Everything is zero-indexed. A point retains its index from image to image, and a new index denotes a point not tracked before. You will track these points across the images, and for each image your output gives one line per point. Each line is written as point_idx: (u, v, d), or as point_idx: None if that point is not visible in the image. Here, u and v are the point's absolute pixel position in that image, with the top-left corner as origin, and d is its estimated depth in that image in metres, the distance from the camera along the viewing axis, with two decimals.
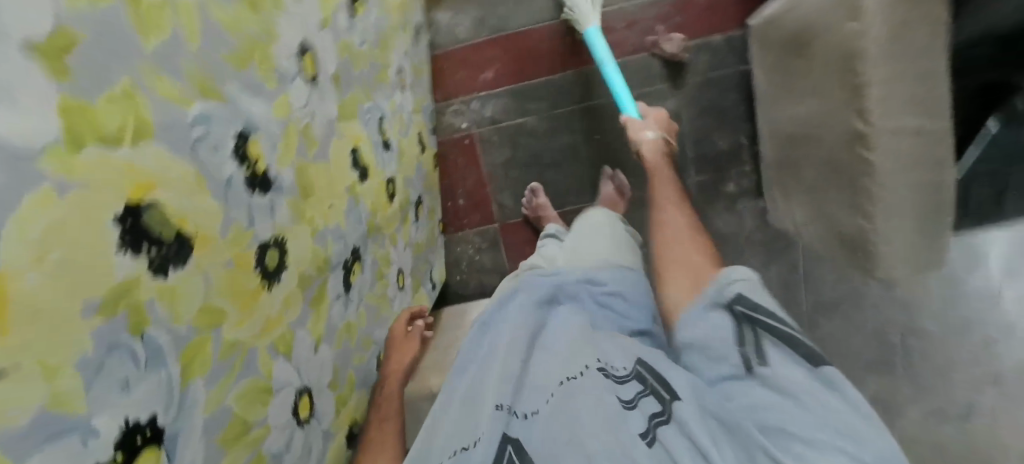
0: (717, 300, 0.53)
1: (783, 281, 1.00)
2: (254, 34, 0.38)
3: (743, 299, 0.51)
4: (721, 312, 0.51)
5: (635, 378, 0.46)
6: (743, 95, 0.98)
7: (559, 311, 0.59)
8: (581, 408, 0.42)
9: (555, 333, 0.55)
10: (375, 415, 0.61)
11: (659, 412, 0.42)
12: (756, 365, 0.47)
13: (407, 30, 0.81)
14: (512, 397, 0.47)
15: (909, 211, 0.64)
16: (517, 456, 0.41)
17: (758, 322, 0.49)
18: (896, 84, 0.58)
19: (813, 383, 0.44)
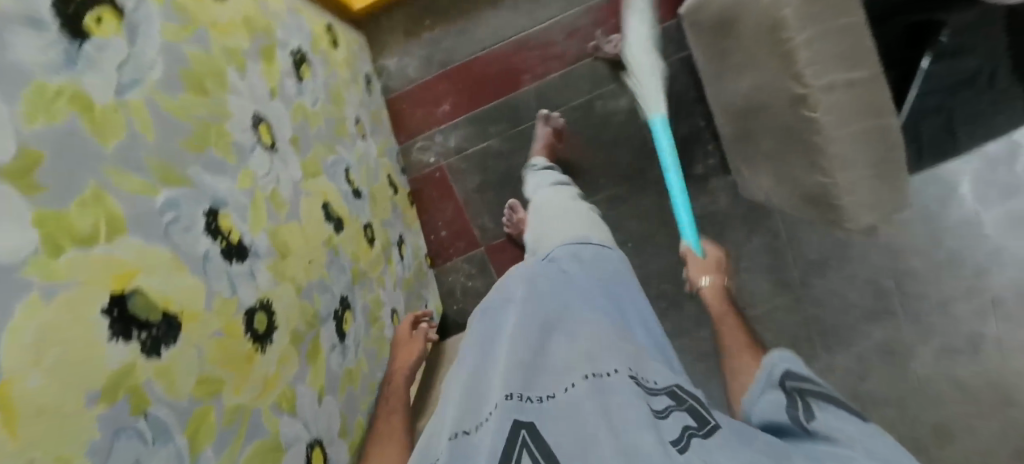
0: (768, 380, 0.44)
1: (768, 249, 1.05)
2: (206, 117, 0.41)
3: (791, 372, 0.43)
4: (769, 389, 0.43)
5: (668, 394, 0.40)
6: (690, 79, 1.02)
7: (573, 301, 0.51)
8: (615, 403, 0.34)
9: (575, 324, 0.47)
10: (381, 416, 0.59)
11: (693, 426, 0.35)
12: (809, 421, 0.37)
13: (358, 83, 0.85)
14: (524, 380, 0.38)
15: (863, 159, 0.66)
16: (535, 444, 0.31)
17: (811, 392, 0.40)
18: (820, 44, 0.62)
19: (862, 432, 0.35)
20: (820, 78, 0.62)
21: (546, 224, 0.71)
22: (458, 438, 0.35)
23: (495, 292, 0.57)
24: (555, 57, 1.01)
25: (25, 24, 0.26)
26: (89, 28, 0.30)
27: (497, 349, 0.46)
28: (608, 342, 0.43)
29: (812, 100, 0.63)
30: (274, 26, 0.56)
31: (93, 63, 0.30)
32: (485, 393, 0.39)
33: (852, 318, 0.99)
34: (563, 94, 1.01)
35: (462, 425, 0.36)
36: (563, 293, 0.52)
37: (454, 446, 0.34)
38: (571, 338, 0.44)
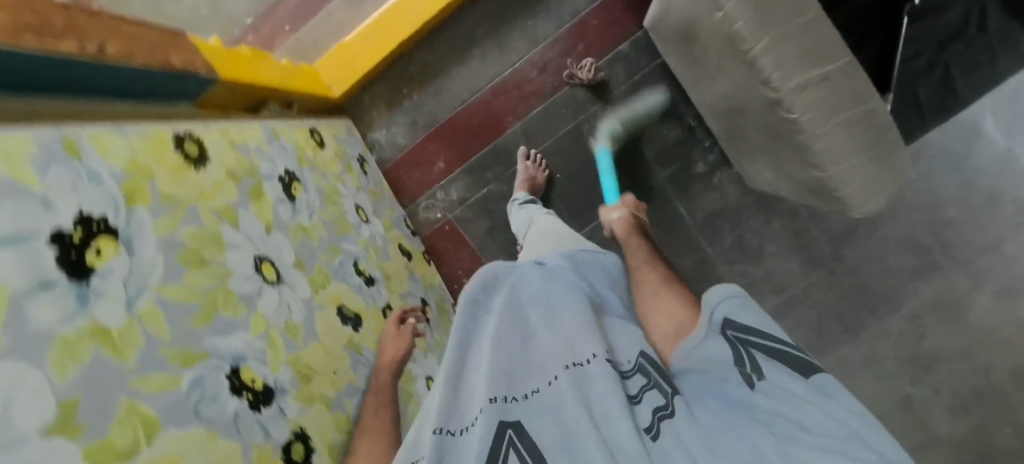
0: (710, 329, 0.47)
1: (791, 230, 1.03)
2: (212, 285, 0.45)
3: (730, 321, 0.46)
4: (710, 337, 0.46)
5: (639, 372, 0.47)
6: (672, 84, 1.01)
7: (558, 290, 0.57)
8: (593, 392, 0.42)
9: (556, 312, 0.53)
10: (367, 411, 0.59)
11: (663, 406, 0.42)
12: (755, 381, 0.41)
13: (353, 170, 0.89)
14: (508, 380, 0.45)
15: (855, 150, 0.64)
16: (520, 443, 0.39)
17: (752, 343, 0.44)
18: (781, 48, 0.60)
19: (811, 392, 0.39)
20: (787, 80, 0.61)
21: (547, 236, 0.77)
22: (442, 434, 0.42)
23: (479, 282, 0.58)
24: (533, 93, 1.02)
25: (37, 294, 0.30)
26: (90, 262, 0.35)
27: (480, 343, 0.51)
28: (587, 327, 0.49)
29: (786, 103, 0.62)
30: (257, 162, 0.60)
31: (100, 296, 0.35)
32: (473, 391, 0.46)
33: (895, 280, 1.00)
34: (549, 126, 1.03)
35: (447, 423, 0.43)
36: (545, 288, 0.57)
37: (439, 441, 0.41)
38: (553, 331, 0.50)
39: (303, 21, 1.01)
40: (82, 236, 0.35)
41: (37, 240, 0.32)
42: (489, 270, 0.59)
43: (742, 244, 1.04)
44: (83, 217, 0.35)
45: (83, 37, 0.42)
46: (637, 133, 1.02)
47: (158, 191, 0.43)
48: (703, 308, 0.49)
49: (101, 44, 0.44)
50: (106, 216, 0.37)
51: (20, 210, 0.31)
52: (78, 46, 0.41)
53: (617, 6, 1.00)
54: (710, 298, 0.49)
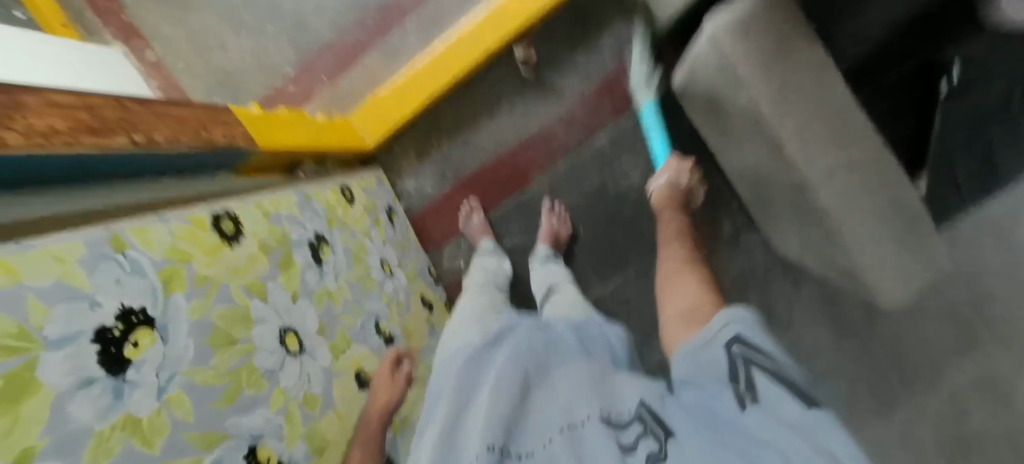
0: (714, 339, 0.44)
1: (821, 297, 0.97)
2: (239, 362, 0.47)
3: (740, 336, 0.43)
4: (713, 348, 0.44)
5: (636, 421, 0.44)
6: (700, 145, 1.01)
7: (558, 354, 0.58)
8: (586, 449, 0.43)
9: (557, 372, 0.55)
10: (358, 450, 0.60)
11: (656, 449, 0.40)
12: (748, 404, 0.39)
13: (380, 223, 0.92)
14: (505, 435, 0.47)
15: (884, 239, 0.62)
16: None
17: (755, 362, 0.41)
18: (809, 131, 0.59)
19: (806, 417, 0.36)
20: (814, 164, 0.60)
21: (560, 299, 0.78)
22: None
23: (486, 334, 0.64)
24: (559, 150, 1.04)
25: (80, 394, 0.33)
26: (128, 355, 0.37)
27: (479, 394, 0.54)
28: (582, 389, 0.49)
29: (812, 188, 0.62)
30: (289, 231, 0.63)
31: (135, 386, 0.37)
32: (467, 438, 0.48)
33: (936, 354, 0.84)
34: (574, 182, 1.04)
35: None
36: (545, 346, 0.59)
37: None
38: (549, 389, 0.53)
39: (338, 72, 1.05)
40: (123, 328, 0.38)
41: (82, 339, 0.34)
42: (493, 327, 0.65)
43: (769, 308, 1.01)
44: (123, 311, 0.38)
45: (133, 129, 0.47)
46: None
47: (195, 274, 0.46)
48: (713, 321, 0.46)
49: (148, 133, 0.49)
50: (145, 306, 0.40)
51: (68, 313, 0.34)
52: (128, 138, 0.46)
53: None
54: (725, 315, 0.45)
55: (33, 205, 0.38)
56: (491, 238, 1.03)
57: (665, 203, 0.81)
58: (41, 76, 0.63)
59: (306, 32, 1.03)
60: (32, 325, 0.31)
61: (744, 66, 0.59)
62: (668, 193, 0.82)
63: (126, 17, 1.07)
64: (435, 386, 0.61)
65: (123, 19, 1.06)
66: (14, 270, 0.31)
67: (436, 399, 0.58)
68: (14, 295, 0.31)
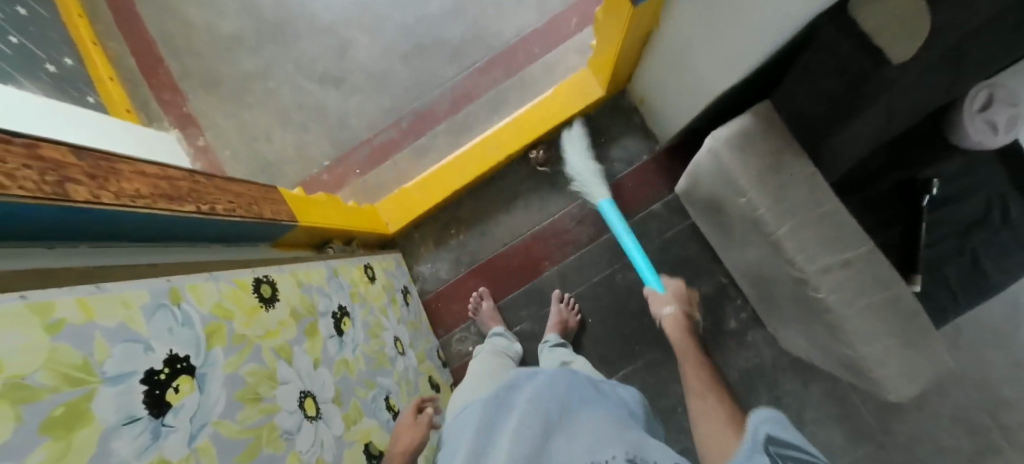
0: (753, 443, 0.49)
1: (831, 397, 0.98)
2: (261, 419, 0.48)
3: (773, 437, 0.49)
4: (753, 451, 0.48)
5: None
6: (703, 243, 1.09)
7: (582, 409, 0.60)
8: None
9: (580, 423, 0.58)
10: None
11: None
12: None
13: (396, 302, 0.95)
14: None
15: (885, 333, 0.66)
16: None
17: (796, 459, 0.46)
18: (802, 233, 0.69)
19: None
20: (812, 262, 0.68)
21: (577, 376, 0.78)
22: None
23: (507, 382, 0.66)
24: (569, 242, 1.11)
25: (123, 430, 0.34)
26: (169, 399, 0.39)
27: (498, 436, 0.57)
28: (606, 435, 0.55)
29: (811, 282, 0.68)
30: (316, 300, 0.67)
31: (170, 430, 0.38)
32: None
33: (951, 462, 0.91)
34: (583, 272, 1.09)
35: None
36: (568, 398, 0.61)
37: None
38: (571, 438, 0.55)
39: (371, 165, 1.16)
40: (168, 373, 0.40)
41: (133, 379, 0.37)
42: (512, 375, 0.67)
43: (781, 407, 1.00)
44: (171, 357, 0.41)
45: (201, 198, 0.53)
46: None
47: (233, 330, 0.49)
48: (746, 425, 0.52)
49: (212, 203, 0.55)
50: (189, 355, 0.43)
51: (125, 353, 0.37)
52: (195, 206, 0.52)
53: (651, 169, 1.11)
54: (755, 417, 0.52)
55: (108, 256, 0.43)
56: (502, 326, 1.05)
57: (677, 329, 0.87)
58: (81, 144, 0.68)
59: (346, 130, 1.16)
60: (95, 360, 0.34)
61: (744, 178, 0.70)
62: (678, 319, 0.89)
63: (187, 108, 1.18)
64: (456, 435, 0.63)
65: (184, 110, 1.18)
66: (90, 309, 0.35)
67: (456, 447, 0.60)
68: (85, 332, 0.34)
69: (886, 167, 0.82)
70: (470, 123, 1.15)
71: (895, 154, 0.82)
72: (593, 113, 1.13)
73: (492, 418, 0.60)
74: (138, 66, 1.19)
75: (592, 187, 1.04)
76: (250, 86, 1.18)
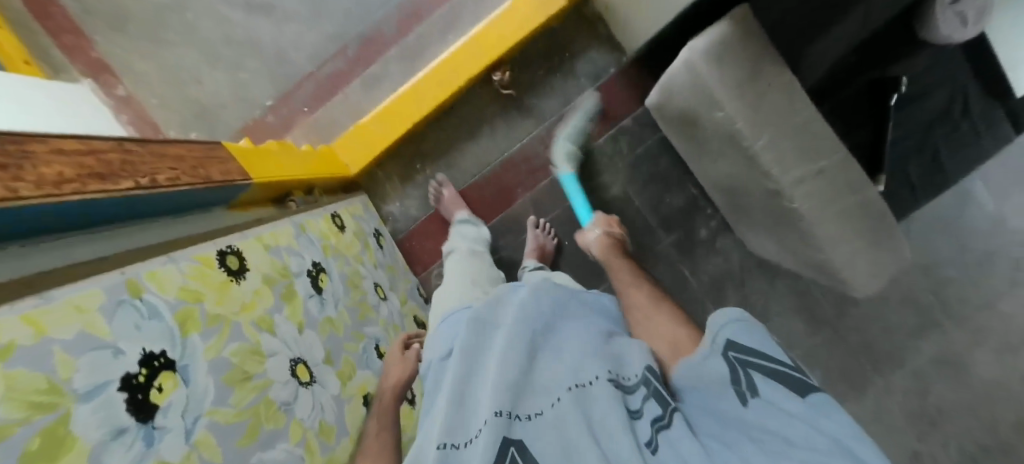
0: (711, 349, 0.49)
1: (793, 290, 1.07)
2: (257, 398, 0.47)
3: (733, 341, 0.48)
4: (712, 357, 0.48)
5: (643, 384, 0.50)
6: (673, 157, 1.08)
7: (566, 326, 0.60)
8: (596, 409, 0.46)
9: (565, 336, 0.58)
10: (370, 432, 0.59)
11: (661, 416, 0.46)
12: (750, 400, 0.44)
13: (370, 248, 0.93)
14: (512, 396, 0.48)
15: (854, 237, 0.71)
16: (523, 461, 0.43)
17: (750, 363, 0.46)
18: (780, 145, 0.68)
19: (809, 411, 0.41)
20: (789, 173, 0.68)
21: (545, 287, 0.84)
22: (446, 449, 0.47)
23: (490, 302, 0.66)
24: (540, 168, 1.08)
25: (112, 446, 0.32)
26: (154, 400, 0.37)
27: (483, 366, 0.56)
28: (591, 353, 0.53)
29: (786, 193, 0.70)
30: (288, 263, 0.64)
31: (161, 432, 0.36)
32: (478, 403, 0.50)
33: (895, 337, 1.03)
34: (558, 196, 1.08)
35: (450, 438, 0.48)
36: (550, 314, 0.61)
37: (443, 454, 0.46)
38: (556, 354, 0.55)
39: (318, 101, 1.04)
40: (147, 374, 0.37)
41: (110, 388, 0.34)
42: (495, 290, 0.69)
43: (747, 304, 1.08)
44: (145, 355, 0.38)
45: (139, 172, 0.47)
46: (641, 201, 1.10)
47: (206, 311, 0.46)
48: (706, 329, 0.51)
49: (151, 175, 0.49)
50: (166, 349, 0.40)
51: (93, 363, 0.34)
52: (133, 181, 0.46)
53: (618, 85, 1.08)
54: (716, 320, 0.51)
55: (50, 251, 0.39)
56: (465, 210, 1.04)
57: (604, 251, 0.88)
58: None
59: (286, 65, 1.03)
60: (61, 378, 0.31)
61: (722, 92, 0.67)
62: (604, 242, 0.89)
63: (95, 52, 1.00)
64: (437, 354, 0.63)
65: (94, 56, 1.00)
66: (40, 323, 0.31)
67: (441, 369, 0.60)
68: (41, 351, 0.30)
69: (859, 67, 0.79)
70: (423, 46, 1.03)
71: (868, 54, 0.78)
72: (556, 26, 1.05)
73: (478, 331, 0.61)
74: (27, 7, 0.99)
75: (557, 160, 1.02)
76: (163, 19, 1.01)
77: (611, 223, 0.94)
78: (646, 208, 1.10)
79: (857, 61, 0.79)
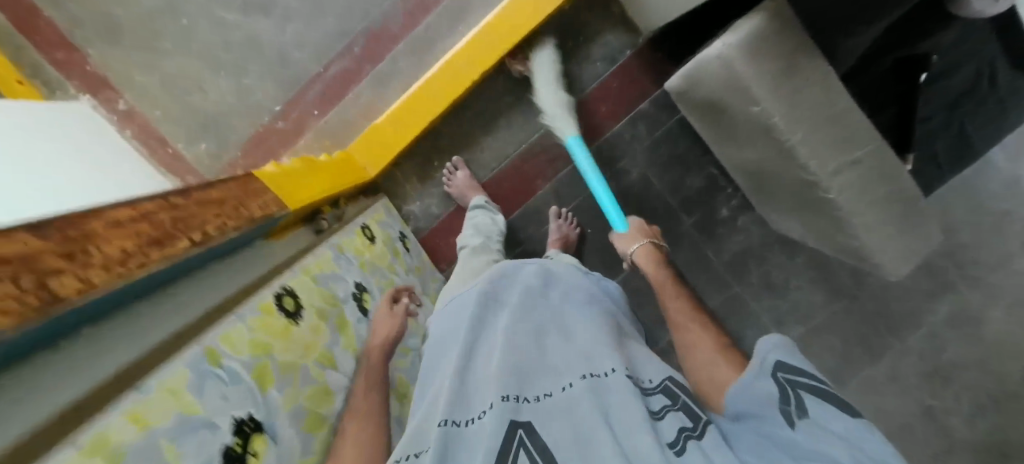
0: (760, 369, 0.48)
1: (814, 262, 1.08)
2: (326, 437, 0.50)
3: (781, 363, 0.48)
4: (761, 379, 0.48)
5: (663, 392, 0.51)
6: (692, 138, 1.07)
7: (581, 321, 0.61)
8: (609, 401, 0.46)
9: (577, 330, 0.59)
10: (358, 389, 0.56)
11: (690, 426, 0.46)
12: (798, 421, 0.43)
13: (398, 252, 0.92)
14: (520, 382, 0.50)
15: (887, 224, 0.72)
16: (530, 443, 0.43)
17: (798, 383, 0.46)
18: (816, 138, 0.67)
19: (858, 434, 0.41)
20: (825, 166, 0.68)
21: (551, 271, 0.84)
22: (448, 426, 0.47)
23: (494, 283, 0.69)
24: (559, 157, 1.07)
25: None
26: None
27: (488, 350, 0.57)
28: (605, 347, 0.54)
29: (822, 185, 0.70)
30: (334, 290, 0.64)
31: None
32: (483, 385, 0.51)
33: (912, 303, 1.05)
34: (578, 185, 1.07)
35: (452, 416, 0.48)
36: (563, 310, 0.63)
37: (446, 432, 0.46)
38: (568, 345, 0.56)
39: (327, 103, 1.01)
40: (241, 442, 0.39)
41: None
42: (498, 270, 0.71)
43: (769, 280, 1.10)
44: (236, 423, 0.39)
45: (190, 227, 0.47)
46: (662, 185, 1.09)
47: (278, 361, 0.47)
48: (753, 352, 0.50)
49: (202, 227, 0.48)
50: (251, 413, 0.41)
51: (194, 445, 0.35)
52: (188, 239, 0.46)
53: (634, 67, 1.05)
54: (762, 344, 0.50)
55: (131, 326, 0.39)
56: (482, 194, 1.03)
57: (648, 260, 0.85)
58: (26, 162, 0.57)
59: (292, 66, 0.98)
60: None
61: (758, 87, 0.65)
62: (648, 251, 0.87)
63: (92, 67, 0.96)
64: (443, 341, 0.64)
65: (89, 69, 0.96)
66: (143, 418, 0.31)
67: (444, 356, 0.61)
68: (148, 445, 0.31)
69: (884, 50, 0.75)
70: (433, 39, 0.98)
71: (892, 35, 0.73)
72: (566, 8, 1.01)
73: (482, 317, 0.63)
74: (10, 21, 0.94)
75: (560, 120, 0.97)
76: (160, 27, 0.96)
77: (649, 230, 0.93)
78: (667, 193, 1.09)
79: (880, 46, 0.75)
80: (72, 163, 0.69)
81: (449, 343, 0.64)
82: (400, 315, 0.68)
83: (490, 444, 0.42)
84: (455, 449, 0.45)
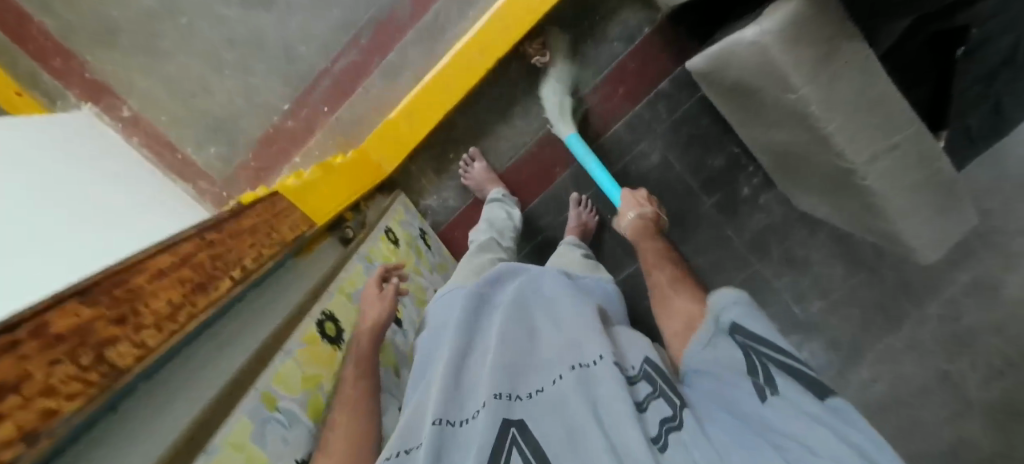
0: (718, 330, 0.47)
1: (835, 237, 0.99)
2: None
3: (739, 325, 0.46)
4: (720, 340, 0.47)
5: (645, 379, 0.49)
6: (714, 116, 1.02)
7: (570, 310, 0.61)
8: (598, 392, 0.46)
9: (565, 320, 0.59)
10: (347, 377, 0.50)
11: (670, 417, 0.43)
12: (768, 396, 0.41)
13: (422, 251, 0.92)
14: (512, 379, 0.50)
15: (924, 209, 0.70)
16: (523, 441, 0.43)
17: (763, 352, 0.44)
18: (854, 125, 0.64)
19: (827, 414, 0.38)
20: (861, 154, 0.66)
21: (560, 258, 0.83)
22: (442, 424, 0.46)
23: (489, 283, 0.69)
24: None
25: None
26: None
27: (484, 347, 0.57)
28: (595, 336, 0.53)
29: (858, 172, 0.67)
30: None
31: None
32: (478, 383, 0.51)
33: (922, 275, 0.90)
34: None
35: (446, 415, 0.47)
36: (557, 302, 0.63)
37: (439, 430, 0.45)
38: (558, 338, 0.56)
39: (337, 100, 0.97)
40: None
41: None
42: (496, 270, 0.71)
43: (791, 258, 1.03)
44: None
45: (230, 265, 0.48)
46: (683, 166, 1.05)
47: (327, 392, 0.50)
48: (709, 308, 0.49)
49: (241, 263, 0.49)
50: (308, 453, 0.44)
51: None
52: (230, 277, 0.47)
53: (653, 45, 1.01)
54: (717, 299, 0.49)
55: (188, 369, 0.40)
56: (500, 186, 1.01)
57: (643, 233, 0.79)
58: (59, 197, 0.57)
59: (297, 63, 0.95)
60: None
61: (794, 75, 0.62)
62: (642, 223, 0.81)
63: (91, 74, 0.93)
64: (436, 335, 0.64)
65: (88, 77, 0.93)
66: None
67: (435, 349, 0.61)
68: None
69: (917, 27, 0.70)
70: (442, 27, 0.94)
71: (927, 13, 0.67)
72: None
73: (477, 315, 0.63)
74: (6, 33, 0.91)
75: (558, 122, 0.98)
76: (158, 29, 0.92)
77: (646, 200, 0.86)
78: (688, 173, 1.05)
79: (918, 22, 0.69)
80: (94, 185, 0.69)
81: (441, 336, 0.63)
82: (390, 295, 0.59)
83: (482, 442, 0.41)
84: (448, 447, 0.44)
